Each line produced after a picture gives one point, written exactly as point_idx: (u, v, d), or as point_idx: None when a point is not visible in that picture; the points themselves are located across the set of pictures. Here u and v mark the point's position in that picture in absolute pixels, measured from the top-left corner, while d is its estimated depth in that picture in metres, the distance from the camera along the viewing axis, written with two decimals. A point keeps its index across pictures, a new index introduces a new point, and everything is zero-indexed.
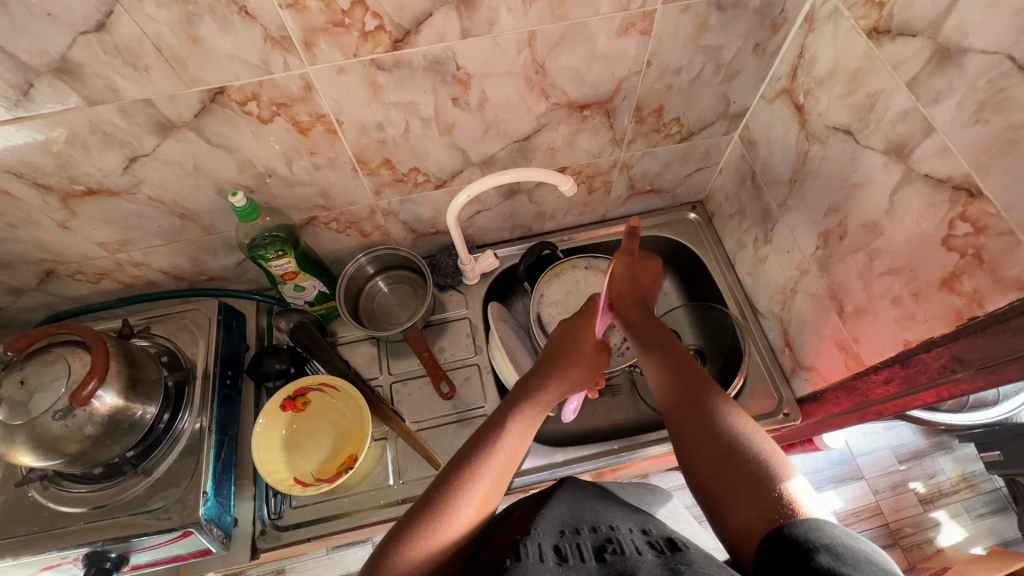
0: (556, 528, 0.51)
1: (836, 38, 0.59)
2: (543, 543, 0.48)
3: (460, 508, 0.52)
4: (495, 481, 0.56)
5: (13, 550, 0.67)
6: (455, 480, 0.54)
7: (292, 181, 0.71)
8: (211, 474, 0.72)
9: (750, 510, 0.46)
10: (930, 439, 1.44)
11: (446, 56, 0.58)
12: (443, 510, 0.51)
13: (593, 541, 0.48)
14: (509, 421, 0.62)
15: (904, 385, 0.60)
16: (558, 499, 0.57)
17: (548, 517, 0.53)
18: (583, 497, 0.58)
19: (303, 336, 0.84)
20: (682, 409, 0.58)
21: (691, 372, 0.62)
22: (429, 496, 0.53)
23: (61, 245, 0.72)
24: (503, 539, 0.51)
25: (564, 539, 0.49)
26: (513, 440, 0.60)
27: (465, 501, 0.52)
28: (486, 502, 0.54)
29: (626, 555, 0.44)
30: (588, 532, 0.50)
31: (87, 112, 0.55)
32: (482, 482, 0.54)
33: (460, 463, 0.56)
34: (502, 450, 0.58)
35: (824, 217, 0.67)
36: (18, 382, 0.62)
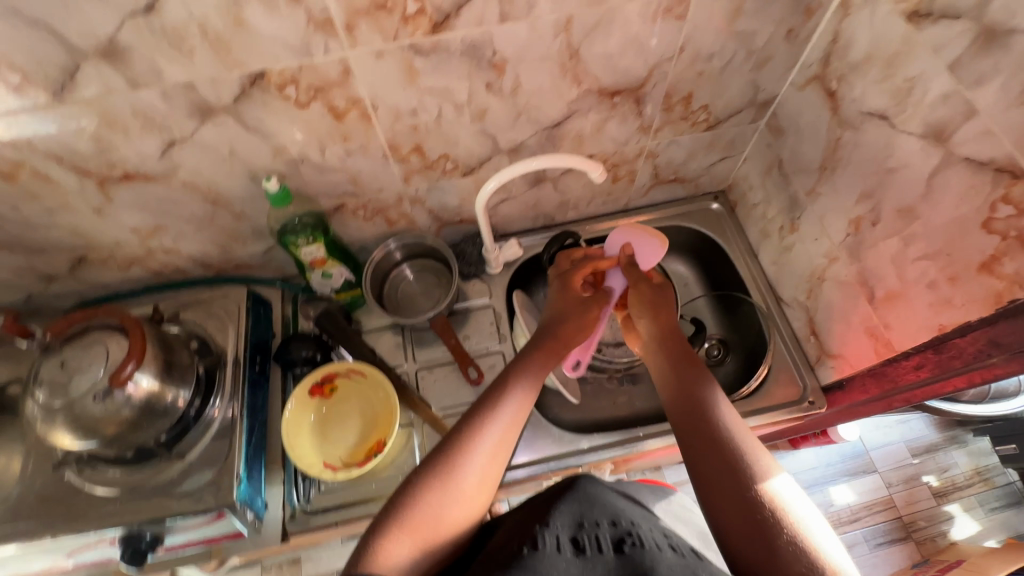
0: (574, 520, 0.52)
1: (873, 23, 0.59)
2: (561, 535, 0.49)
3: (466, 471, 0.55)
4: (500, 442, 0.58)
5: (51, 529, 0.68)
6: (459, 445, 0.56)
7: (324, 167, 0.71)
8: (244, 458, 0.72)
9: (746, 525, 0.48)
10: (944, 432, 1.44)
11: (484, 40, 0.58)
12: (449, 475, 0.54)
13: (612, 533, 0.50)
14: (518, 383, 0.63)
15: (938, 370, 0.60)
16: (578, 490, 0.58)
17: (566, 509, 0.54)
18: (603, 490, 0.59)
19: (330, 323, 0.85)
20: (700, 427, 0.56)
21: (698, 374, 0.62)
22: (436, 459, 0.56)
23: (94, 231, 0.73)
24: (519, 528, 0.53)
25: (583, 530, 0.50)
26: (522, 400, 0.62)
27: (469, 465, 0.55)
28: (494, 464, 0.57)
29: (646, 550, 0.46)
30: (608, 525, 0.51)
31: (130, 96, 0.55)
32: (487, 446, 0.57)
33: (464, 427, 0.58)
34: (509, 413, 0.60)
35: (856, 203, 0.67)
36: (57, 364, 0.63)
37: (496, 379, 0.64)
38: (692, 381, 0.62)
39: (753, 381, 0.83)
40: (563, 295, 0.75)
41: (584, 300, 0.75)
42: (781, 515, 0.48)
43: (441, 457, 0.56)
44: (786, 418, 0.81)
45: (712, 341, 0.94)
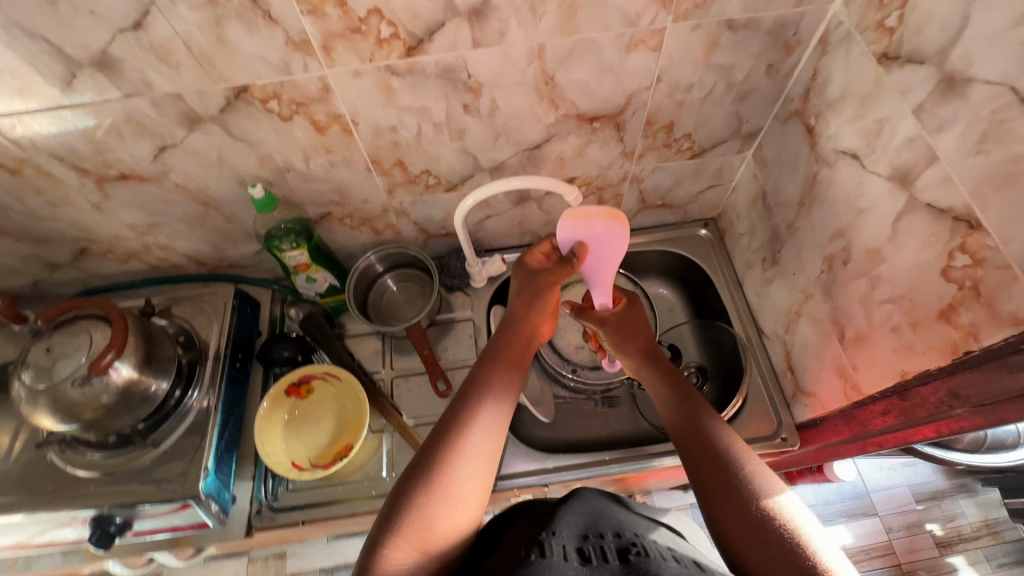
0: (579, 531, 0.50)
1: (848, 62, 0.58)
2: (567, 545, 0.47)
3: (455, 473, 0.55)
4: (486, 445, 0.58)
5: (27, 506, 0.71)
6: (446, 449, 0.56)
7: (310, 177, 0.74)
8: (214, 451, 0.75)
9: (757, 534, 0.48)
10: (952, 480, 1.41)
11: (458, 64, 0.60)
12: (438, 479, 0.54)
13: (617, 544, 0.48)
14: (494, 387, 0.64)
15: (902, 417, 0.59)
16: (581, 500, 0.56)
17: (570, 518, 0.52)
18: (604, 501, 0.57)
19: (312, 325, 0.87)
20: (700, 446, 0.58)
21: (693, 400, 0.64)
22: (423, 463, 0.56)
23: (94, 225, 0.77)
24: (522, 534, 0.51)
25: (588, 541, 0.49)
26: (502, 403, 0.63)
27: (459, 467, 0.55)
28: (485, 468, 0.57)
29: (652, 560, 0.45)
30: (612, 536, 0.50)
31: (123, 104, 0.59)
32: (475, 450, 0.57)
33: (449, 431, 0.58)
34: (493, 417, 0.61)
35: (829, 241, 0.66)
36: (44, 349, 0.67)
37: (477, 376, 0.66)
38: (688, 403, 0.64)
39: (728, 410, 0.81)
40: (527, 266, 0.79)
41: (538, 273, 0.77)
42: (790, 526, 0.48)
43: (428, 461, 0.56)
44: (759, 453, 0.79)
45: (690, 368, 0.93)
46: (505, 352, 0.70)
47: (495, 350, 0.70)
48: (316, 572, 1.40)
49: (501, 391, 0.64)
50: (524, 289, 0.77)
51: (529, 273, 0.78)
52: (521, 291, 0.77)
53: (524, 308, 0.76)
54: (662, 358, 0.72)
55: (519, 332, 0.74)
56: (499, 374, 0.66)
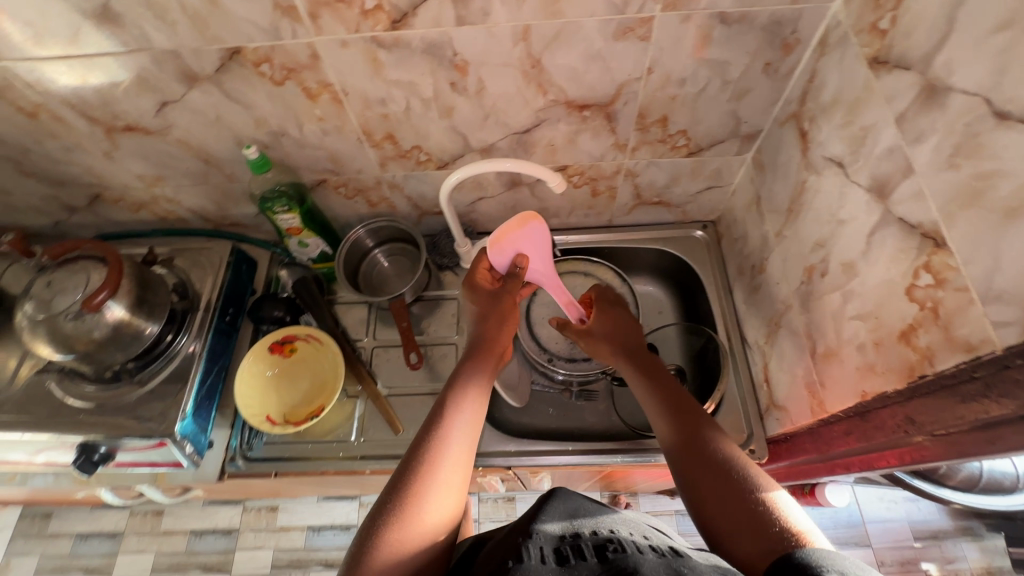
0: (557, 532, 0.51)
1: (842, 65, 0.56)
2: (545, 547, 0.48)
3: (425, 508, 0.54)
4: (455, 476, 0.58)
5: (22, 426, 0.77)
6: (413, 481, 0.56)
7: (304, 143, 0.76)
8: (193, 396, 0.79)
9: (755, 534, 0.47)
10: (957, 522, 1.40)
11: (443, 40, 0.61)
12: (408, 514, 0.53)
13: (593, 541, 0.49)
14: (464, 400, 0.65)
15: (862, 440, 0.57)
16: (554, 501, 0.56)
17: (547, 520, 0.53)
18: (582, 500, 0.57)
19: (304, 290, 0.91)
20: (687, 450, 0.59)
21: (690, 411, 0.63)
22: (390, 500, 0.54)
23: (105, 172, 0.82)
24: (502, 544, 0.51)
25: (566, 540, 0.49)
26: (468, 432, 0.62)
27: (429, 500, 0.54)
28: (454, 502, 0.56)
29: (629, 553, 0.46)
30: (590, 533, 0.50)
31: (126, 58, 0.62)
32: (445, 484, 0.56)
33: (415, 463, 0.58)
34: (459, 447, 0.60)
35: (811, 252, 0.64)
36: (45, 284, 0.72)
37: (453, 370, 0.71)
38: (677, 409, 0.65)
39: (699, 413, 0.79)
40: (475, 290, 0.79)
41: (498, 295, 0.78)
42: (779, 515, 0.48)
43: (394, 497, 0.54)
44: None
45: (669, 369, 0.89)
46: (477, 378, 0.69)
47: (461, 376, 0.68)
48: (303, 528, 1.46)
49: (467, 420, 0.63)
50: (491, 314, 0.77)
51: (490, 299, 0.77)
52: (484, 317, 0.77)
53: (495, 333, 0.76)
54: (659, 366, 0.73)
55: (488, 359, 0.73)
56: (468, 403, 0.65)
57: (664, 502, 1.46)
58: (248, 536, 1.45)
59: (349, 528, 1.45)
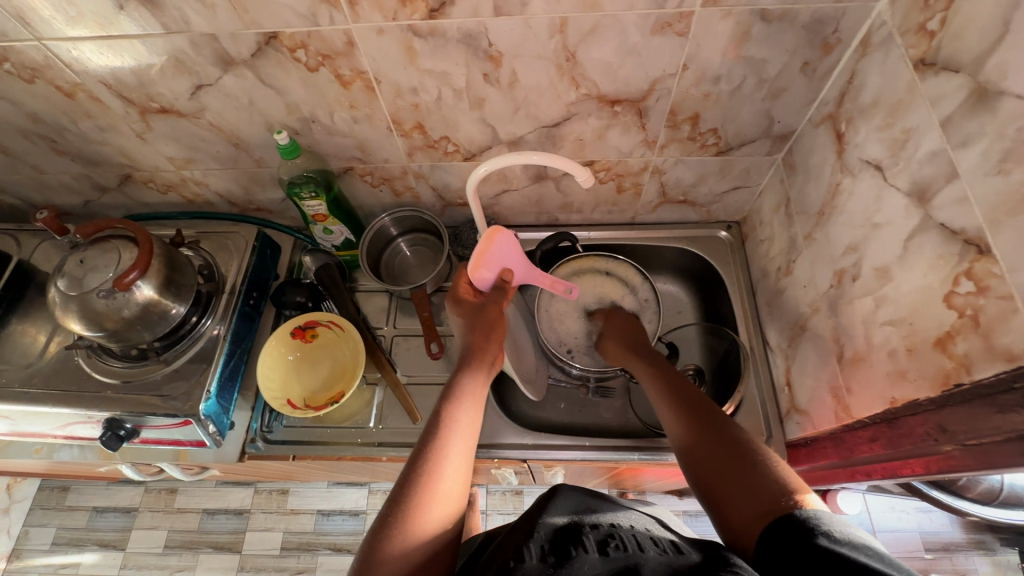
0: (557, 528, 0.50)
1: (884, 66, 0.55)
2: (546, 545, 0.48)
3: (427, 517, 0.54)
4: (454, 485, 0.58)
5: (53, 400, 0.78)
6: (414, 492, 0.56)
7: (333, 130, 0.77)
8: (216, 378, 0.80)
9: (760, 510, 0.48)
10: (969, 534, 1.40)
11: (480, 31, 0.60)
12: (409, 524, 0.53)
13: (596, 536, 0.49)
14: (465, 400, 0.67)
15: (888, 447, 0.56)
16: (557, 497, 0.54)
17: (548, 518, 0.51)
18: (585, 495, 0.55)
19: (326, 277, 0.92)
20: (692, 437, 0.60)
21: (697, 401, 0.65)
22: (391, 512, 0.54)
23: (137, 154, 0.83)
24: (503, 545, 0.50)
25: (566, 536, 0.50)
26: (463, 439, 0.63)
27: (431, 509, 0.55)
28: (454, 510, 0.57)
29: (631, 552, 0.46)
30: (589, 528, 0.51)
31: (165, 40, 0.63)
32: (445, 492, 0.57)
33: (414, 475, 0.58)
34: (458, 454, 0.61)
35: (842, 255, 0.63)
36: (78, 261, 0.73)
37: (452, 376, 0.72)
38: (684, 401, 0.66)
39: None
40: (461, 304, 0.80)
41: (483, 305, 0.78)
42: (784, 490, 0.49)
43: (395, 510, 0.55)
44: None
45: (687, 369, 0.90)
46: (470, 388, 0.69)
47: (461, 382, 0.69)
48: (313, 513, 1.48)
49: (463, 430, 0.63)
50: (477, 324, 0.77)
51: (476, 308, 0.78)
52: (471, 324, 0.77)
53: (487, 340, 0.75)
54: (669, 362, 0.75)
55: (480, 362, 0.73)
56: (463, 415, 0.65)
57: (672, 501, 1.46)
58: (259, 517, 1.47)
59: (358, 514, 1.47)
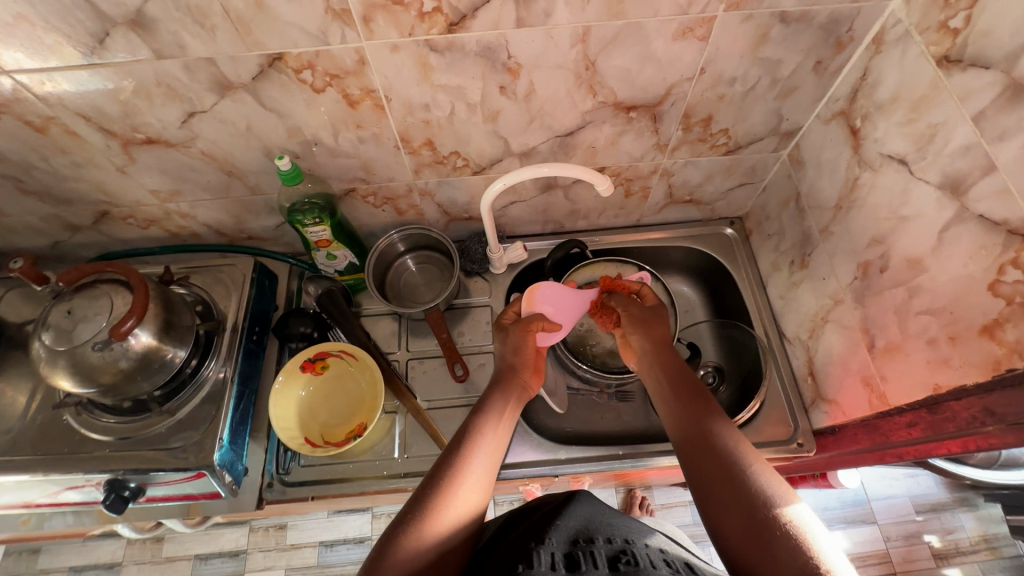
0: (569, 537, 0.52)
1: (903, 63, 0.56)
2: (556, 552, 0.49)
3: (444, 524, 0.54)
4: (472, 497, 0.58)
5: (44, 466, 0.71)
6: (435, 496, 0.56)
7: (337, 152, 0.73)
8: (228, 423, 0.75)
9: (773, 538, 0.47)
10: (954, 493, 1.47)
11: (500, 43, 0.58)
12: (428, 525, 0.53)
13: (607, 550, 0.50)
14: (489, 420, 0.67)
15: (929, 432, 0.58)
16: (575, 507, 0.58)
17: (562, 526, 0.54)
18: (600, 507, 0.59)
19: (329, 302, 0.87)
20: (691, 438, 0.60)
21: (714, 409, 0.62)
22: (412, 511, 0.55)
23: (117, 188, 0.76)
24: (515, 546, 0.52)
25: (578, 547, 0.50)
26: (488, 460, 0.62)
27: (447, 516, 0.55)
28: (469, 517, 0.56)
29: (640, 567, 0.46)
30: (603, 542, 0.51)
31: (155, 65, 0.58)
32: (463, 501, 0.57)
33: (439, 479, 0.58)
34: (479, 470, 0.60)
35: (866, 248, 0.65)
36: (65, 312, 0.66)
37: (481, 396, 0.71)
38: (685, 396, 0.65)
39: (742, 415, 0.80)
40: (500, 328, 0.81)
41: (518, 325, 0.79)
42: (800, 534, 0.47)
43: (416, 512, 0.54)
44: (773, 457, 0.79)
45: (707, 367, 0.92)
46: (499, 411, 0.68)
47: (489, 401, 0.69)
48: (315, 545, 1.41)
49: (488, 448, 0.63)
50: (507, 347, 0.78)
51: (502, 334, 0.80)
52: (501, 349, 0.79)
53: (518, 360, 0.77)
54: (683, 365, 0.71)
55: (511, 389, 0.73)
56: (489, 433, 0.65)
57: (678, 493, 1.48)
58: (257, 557, 1.39)
59: (363, 542, 1.41)
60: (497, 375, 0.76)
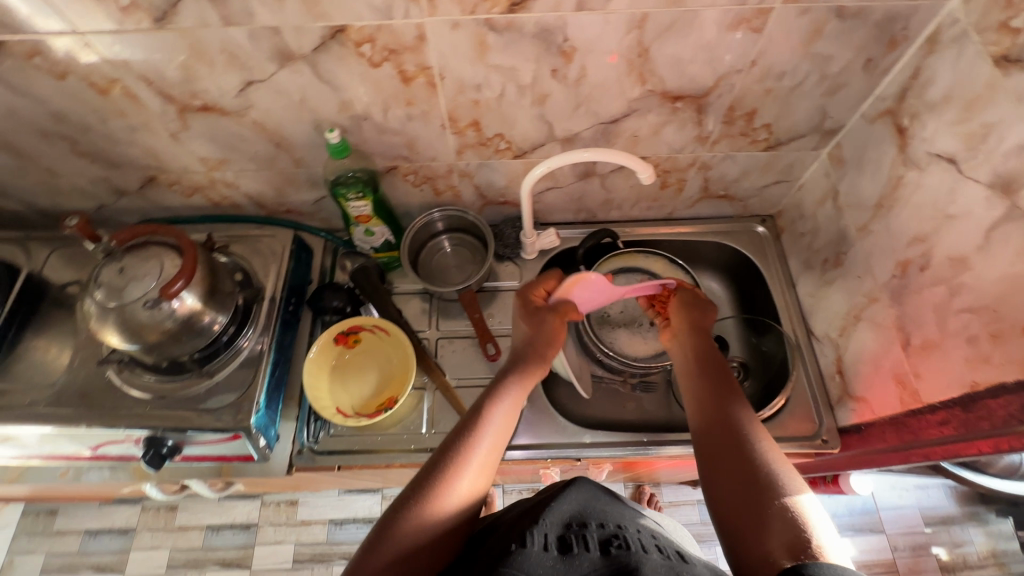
0: (563, 520, 0.53)
1: (957, 63, 0.57)
2: (549, 535, 0.50)
3: (447, 504, 0.55)
4: (478, 478, 0.59)
5: (87, 419, 0.73)
6: (441, 474, 0.57)
7: (384, 128, 0.74)
8: (265, 388, 0.77)
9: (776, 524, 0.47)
10: (965, 507, 1.47)
11: (558, 26, 0.60)
12: (430, 504, 0.54)
13: (599, 535, 0.51)
14: (501, 403, 0.67)
15: (961, 430, 0.58)
16: (572, 490, 0.58)
17: (557, 508, 0.55)
18: (595, 490, 0.59)
19: (362, 278, 0.89)
20: (713, 429, 0.60)
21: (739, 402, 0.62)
22: (419, 488, 0.56)
23: (167, 154, 0.78)
24: (511, 529, 0.53)
25: (571, 531, 0.51)
26: (494, 440, 0.62)
27: (452, 495, 0.56)
28: (472, 500, 0.57)
29: (632, 552, 0.47)
30: (595, 526, 0.52)
31: (222, 33, 0.59)
32: (469, 482, 0.57)
33: (447, 458, 0.59)
34: (486, 452, 0.61)
35: (906, 246, 0.66)
36: (117, 269, 0.68)
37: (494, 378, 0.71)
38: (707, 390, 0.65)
39: (766, 410, 0.81)
40: (527, 311, 0.80)
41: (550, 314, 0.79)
42: (800, 518, 0.47)
43: (421, 489, 0.56)
44: (796, 452, 0.79)
45: (734, 363, 0.91)
46: (510, 394, 0.68)
47: (502, 384, 0.69)
48: (325, 522, 1.42)
49: (497, 430, 0.63)
50: (538, 336, 0.77)
51: (536, 318, 0.79)
52: (532, 334, 0.78)
53: (544, 350, 0.76)
54: (719, 358, 0.71)
55: (526, 371, 0.73)
56: (497, 415, 0.65)
57: (686, 491, 1.48)
58: (268, 531, 1.41)
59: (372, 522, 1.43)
60: (517, 356, 0.75)
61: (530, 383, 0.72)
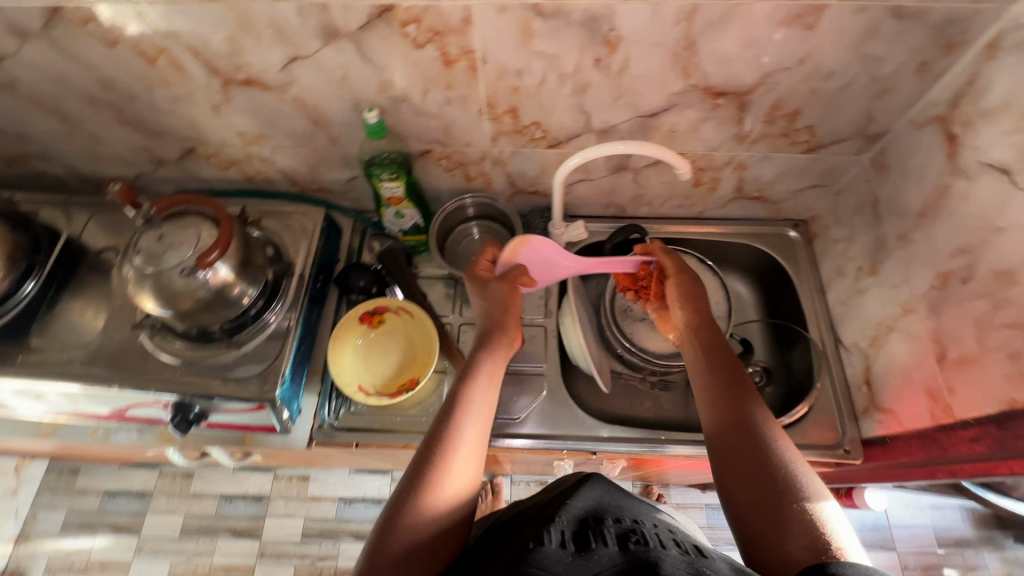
0: (579, 517, 0.53)
1: (1019, 70, 0.55)
2: (566, 531, 0.50)
3: (443, 495, 0.55)
4: (471, 463, 0.58)
5: (119, 381, 0.75)
6: (434, 463, 0.56)
7: (422, 111, 0.74)
8: (291, 361, 0.78)
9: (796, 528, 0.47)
10: (980, 531, 1.44)
11: (605, 14, 0.59)
12: (427, 498, 0.54)
13: (617, 530, 0.51)
14: (478, 380, 0.65)
15: (995, 447, 0.57)
16: (585, 488, 0.58)
17: (573, 505, 0.55)
18: (610, 489, 0.59)
19: (390, 260, 0.90)
20: (721, 425, 0.58)
21: (739, 398, 0.60)
22: (416, 477, 0.56)
23: (207, 126, 0.79)
24: (525, 529, 0.53)
25: (588, 527, 0.51)
26: (480, 422, 0.61)
27: (447, 486, 0.55)
28: (470, 488, 0.57)
29: (651, 547, 0.47)
30: (613, 522, 0.52)
31: (271, 7, 0.60)
32: (463, 471, 0.57)
33: (437, 445, 0.58)
34: (474, 435, 0.60)
35: (949, 257, 0.64)
36: (156, 237, 0.70)
37: (469, 355, 0.69)
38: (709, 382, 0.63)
39: (788, 417, 0.79)
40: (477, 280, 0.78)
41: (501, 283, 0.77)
42: (821, 526, 0.47)
43: (418, 478, 0.55)
44: (817, 460, 0.78)
45: (757, 366, 0.91)
46: (487, 370, 0.67)
47: (477, 361, 0.67)
48: (334, 499, 1.45)
49: (480, 411, 0.62)
50: (494, 305, 0.75)
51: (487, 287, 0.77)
52: (488, 305, 0.76)
53: (500, 318, 0.74)
54: (722, 347, 0.68)
55: (497, 345, 0.71)
56: (479, 394, 0.63)
57: (694, 494, 1.47)
58: (279, 503, 1.44)
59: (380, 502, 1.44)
60: (483, 330, 0.73)
61: (503, 355, 0.71)
